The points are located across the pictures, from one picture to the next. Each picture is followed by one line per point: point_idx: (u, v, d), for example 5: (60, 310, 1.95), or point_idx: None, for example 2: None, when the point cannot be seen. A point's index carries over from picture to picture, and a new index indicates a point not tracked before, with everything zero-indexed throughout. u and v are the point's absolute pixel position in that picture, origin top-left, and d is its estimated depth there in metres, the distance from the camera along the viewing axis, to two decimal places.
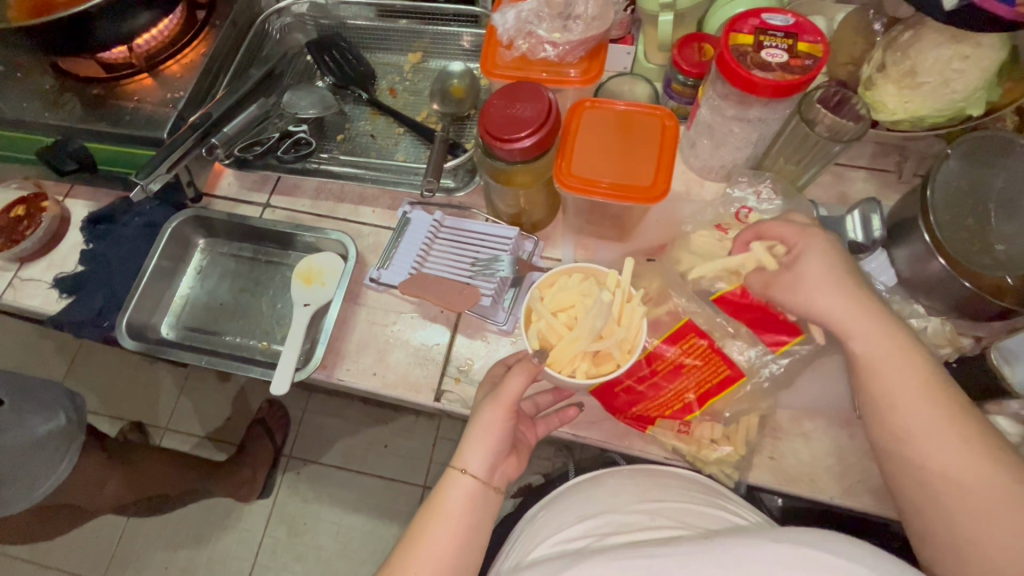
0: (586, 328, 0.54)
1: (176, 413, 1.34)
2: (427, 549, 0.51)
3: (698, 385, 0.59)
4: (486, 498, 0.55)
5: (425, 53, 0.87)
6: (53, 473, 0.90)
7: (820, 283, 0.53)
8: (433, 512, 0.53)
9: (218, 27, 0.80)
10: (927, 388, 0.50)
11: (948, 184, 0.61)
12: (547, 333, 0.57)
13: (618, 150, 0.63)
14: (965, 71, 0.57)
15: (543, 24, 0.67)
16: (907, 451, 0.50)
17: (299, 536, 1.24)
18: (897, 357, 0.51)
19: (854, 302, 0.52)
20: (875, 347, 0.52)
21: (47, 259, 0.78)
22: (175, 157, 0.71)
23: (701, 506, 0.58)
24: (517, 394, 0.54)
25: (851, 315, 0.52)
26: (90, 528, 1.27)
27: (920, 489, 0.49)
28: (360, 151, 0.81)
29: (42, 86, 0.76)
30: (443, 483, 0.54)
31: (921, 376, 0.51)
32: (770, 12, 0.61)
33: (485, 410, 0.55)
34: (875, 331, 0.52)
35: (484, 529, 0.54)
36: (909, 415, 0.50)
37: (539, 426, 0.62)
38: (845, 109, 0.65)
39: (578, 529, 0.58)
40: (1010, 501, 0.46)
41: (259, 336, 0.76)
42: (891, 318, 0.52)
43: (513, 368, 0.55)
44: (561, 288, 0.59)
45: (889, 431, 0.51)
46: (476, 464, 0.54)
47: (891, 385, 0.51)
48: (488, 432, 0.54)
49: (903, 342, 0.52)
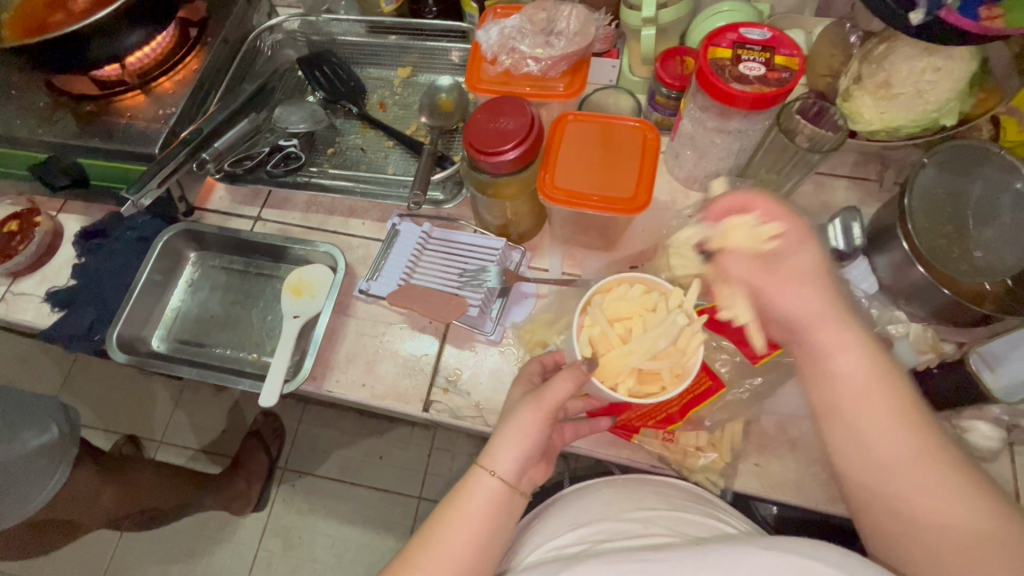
0: (647, 345, 0.53)
1: (170, 425, 1.34)
2: (444, 548, 0.49)
3: (681, 395, 0.58)
4: (510, 502, 0.52)
5: (414, 68, 0.88)
6: (46, 487, 0.90)
7: (799, 285, 0.53)
8: (451, 511, 0.51)
9: (209, 44, 0.81)
10: (907, 414, 0.49)
11: (925, 193, 0.62)
12: (599, 339, 0.55)
13: (600, 163, 0.64)
14: (938, 82, 0.58)
15: (526, 40, 0.68)
16: (883, 477, 0.48)
17: (294, 549, 1.23)
18: (875, 381, 0.50)
19: (824, 316, 0.52)
20: (849, 363, 0.51)
21: (39, 273, 0.79)
22: (166, 171, 0.72)
23: (692, 515, 0.58)
24: (561, 400, 0.52)
25: (825, 330, 0.52)
26: (82, 543, 1.26)
27: (895, 516, 0.48)
28: (350, 164, 0.82)
29: (36, 103, 0.77)
30: (468, 480, 0.52)
31: (894, 391, 0.50)
32: (748, 26, 0.62)
33: (523, 410, 0.52)
34: (847, 346, 0.51)
35: (505, 534, 0.52)
36: (886, 441, 0.49)
37: (568, 433, 0.59)
38: (825, 120, 0.66)
39: (571, 537, 0.58)
40: (990, 530, 0.45)
41: (250, 349, 0.76)
42: (864, 339, 0.51)
43: (561, 373, 0.52)
44: (623, 298, 0.57)
45: (866, 457, 0.49)
46: (505, 467, 0.51)
47: (868, 411, 0.49)
48: (525, 435, 0.51)
49: (880, 365, 0.51)
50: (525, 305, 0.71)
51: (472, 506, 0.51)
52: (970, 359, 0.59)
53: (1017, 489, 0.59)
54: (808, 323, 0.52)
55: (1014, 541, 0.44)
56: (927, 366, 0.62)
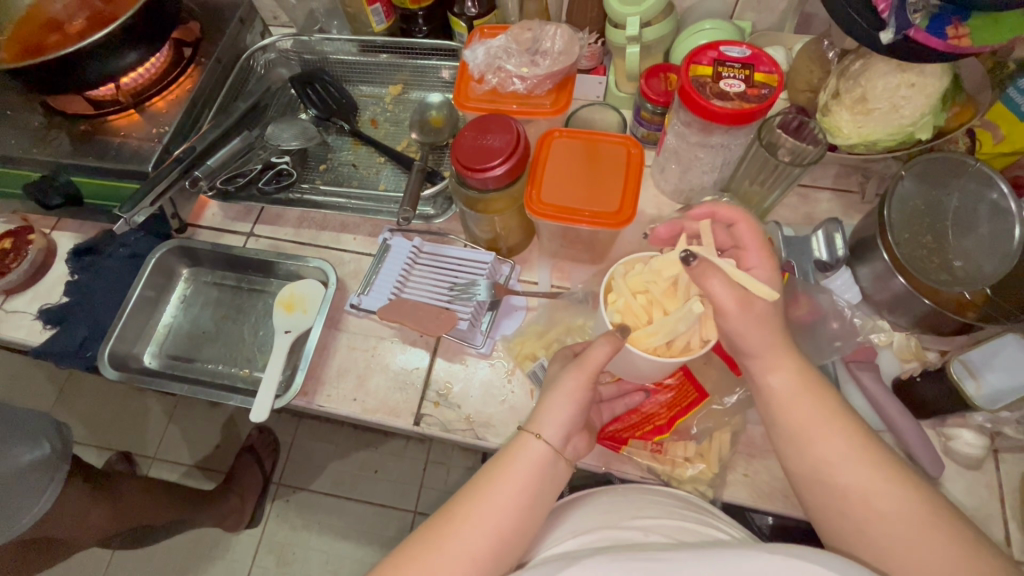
0: (669, 328, 0.53)
1: (164, 440, 1.34)
2: (496, 505, 0.50)
3: (666, 408, 0.62)
4: (555, 468, 0.53)
5: (405, 85, 0.90)
6: (35, 505, 0.89)
7: (763, 318, 0.51)
8: (498, 471, 0.52)
9: (204, 64, 0.82)
10: (839, 419, 0.51)
11: (904, 205, 0.64)
12: (626, 311, 0.55)
13: (586, 177, 0.65)
14: (912, 97, 0.60)
15: (512, 59, 0.70)
16: (823, 483, 0.50)
17: (288, 565, 1.22)
18: (811, 395, 0.52)
19: (773, 338, 0.52)
20: (787, 383, 0.52)
21: (32, 291, 0.80)
22: (160, 189, 0.73)
23: (693, 524, 0.56)
24: (601, 364, 0.53)
25: (769, 349, 0.52)
26: (74, 561, 1.25)
27: (844, 522, 0.49)
28: (342, 180, 0.83)
29: (30, 123, 0.78)
30: (515, 446, 0.53)
31: (829, 406, 0.51)
32: (729, 44, 0.64)
33: (567, 376, 0.53)
34: (790, 366, 0.52)
35: (549, 499, 0.53)
36: (822, 447, 0.50)
37: (604, 412, 0.62)
38: (805, 132, 0.68)
39: (571, 545, 0.56)
40: (926, 523, 0.46)
41: (241, 364, 0.76)
42: (797, 354, 0.53)
43: (598, 339, 0.53)
44: (645, 272, 0.56)
45: (808, 466, 0.51)
46: (553, 432, 0.52)
47: (803, 421, 0.51)
48: (570, 399, 0.53)
49: (813, 381, 0.52)
50: (515, 318, 0.72)
51: (520, 468, 0.52)
52: (953, 366, 0.60)
53: (1003, 497, 0.59)
54: (761, 351, 0.52)
55: (953, 540, 0.45)
56: (912, 374, 0.63)
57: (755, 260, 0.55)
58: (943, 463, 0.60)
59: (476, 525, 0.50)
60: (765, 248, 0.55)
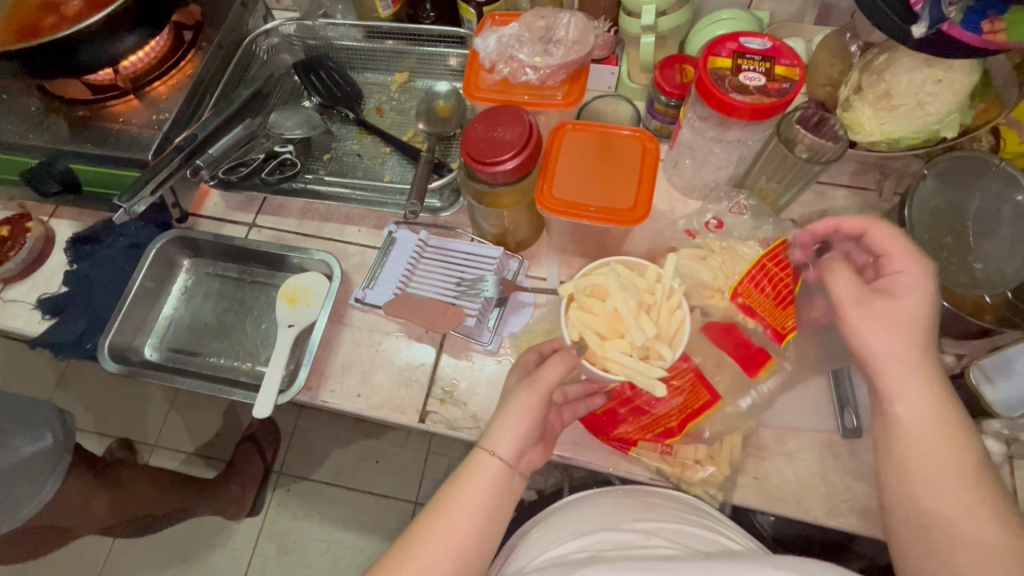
0: (632, 371, 0.54)
1: (165, 428, 1.33)
2: (454, 522, 0.50)
3: (678, 411, 0.59)
4: (511, 483, 0.52)
5: (412, 73, 0.88)
6: (35, 496, 0.88)
7: (903, 329, 0.50)
8: (456, 491, 0.51)
9: (204, 49, 0.80)
10: (969, 465, 0.47)
11: (924, 205, 0.62)
12: (584, 327, 0.56)
13: (599, 172, 0.63)
14: (939, 94, 0.58)
15: (524, 48, 0.68)
16: (930, 522, 0.47)
17: (289, 554, 1.22)
18: (943, 432, 0.48)
19: (910, 358, 0.50)
20: (917, 410, 0.49)
21: (30, 280, 0.78)
22: (160, 178, 0.71)
23: (694, 529, 0.60)
24: (553, 384, 0.53)
25: (901, 374, 0.50)
26: (76, 548, 1.25)
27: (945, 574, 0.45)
28: (346, 170, 0.81)
29: (27, 107, 0.76)
30: (470, 464, 0.52)
31: (962, 451, 0.48)
32: (748, 36, 0.61)
33: (519, 395, 0.53)
34: (925, 397, 0.49)
35: (505, 513, 0.52)
36: (940, 486, 0.47)
37: (565, 415, 0.61)
38: (825, 129, 0.67)
39: (576, 545, 0.60)
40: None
41: (244, 358, 0.75)
42: (938, 386, 0.50)
43: (553, 357, 0.55)
44: (614, 280, 0.57)
45: (920, 509, 0.47)
46: (506, 448, 0.52)
47: (929, 453, 0.48)
48: (522, 418, 0.52)
49: (949, 418, 0.49)
50: (523, 315, 0.71)
51: (475, 487, 0.51)
52: (971, 372, 0.59)
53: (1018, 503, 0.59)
54: (889, 367, 0.50)
55: None
56: None
57: (901, 279, 0.52)
58: None
59: (438, 543, 0.49)
60: (909, 254, 0.53)
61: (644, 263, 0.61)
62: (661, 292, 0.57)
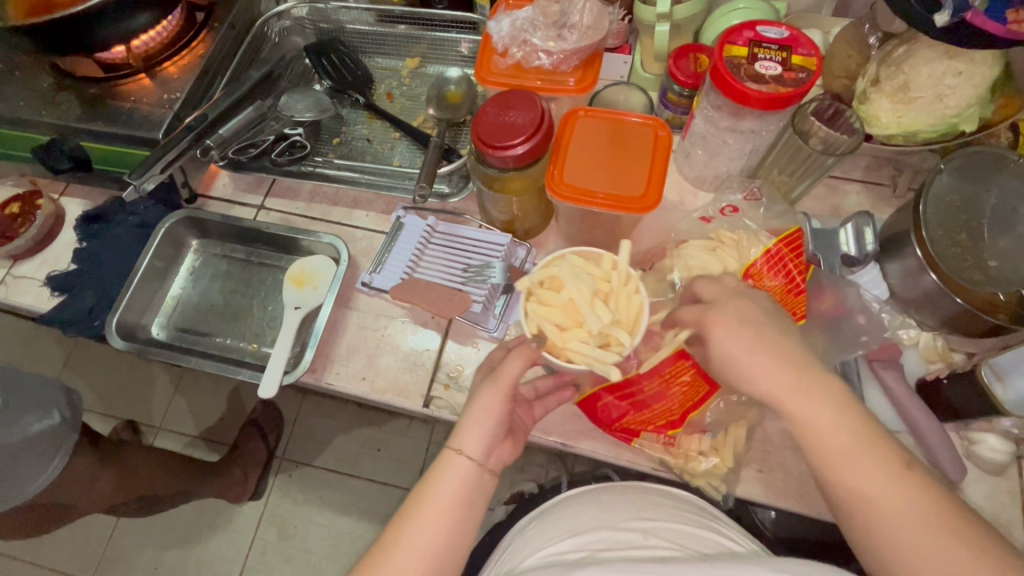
0: (590, 359, 0.53)
1: (169, 411, 1.34)
2: (426, 523, 0.50)
3: (680, 406, 0.58)
4: (482, 482, 0.53)
5: (423, 59, 0.87)
6: (42, 473, 0.89)
7: (753, 353, 0.50)
8: (426, 495, 0.52)
9: (216, 29, 0.80)
10: (876, 451, 0.46)
11: (940, 200, 0.61)
12: (541, 319, 0.56)
13: (610, 159, 0.63)
14: (958, 86, 0.57)
15: (538, 32, 0.67)
16: (866, 528, 0.45)
17: (289, 538, 1.23)
18: (843, 433, 0.47)
19: (786, 375, 0.49)
20: (813, 421, 0.48)
21: (40, 257, 0.78)
22: (169, 157, 0.71)
23: (694, 528, 0.61)
24: (515, 378, 0.54)
25: (784, 386, 0.49)
26: (79, 526, 1.26)
27: (892, 567, 0.44)
28: (355, 155, 0.81)
29: (40, 84, 0.76)
30: (439, 466, 0.52)
31: (873, 448, 0.47)
32: (766, 25, 0.60)
33: (483, 392, 0.54)
34: (815, 406, 0.48)
35: (479, 512, 0.53)
36: (865, 490, 0.46)
37: (536, 409, 0.62)
38: (840, 122, 0.65)
39: (570, 544, 0.60)
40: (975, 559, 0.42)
41: (250, 339, 0.75)
42: (824, 390, 0.49)
43: (513, 353, 0.55)
44: (567, 270, 0.57)
45: (849, 507, 0.47)
46: (473, 446, 0.53)
47: (843, 463, 0.47)
48: (487, 416, 0.53)
49: (848, 417, 0.48)
50: None
51: (445, 486, 0.51)
52: (982, 369, 0.57)
53: None
54: (771, 388, 0.49)
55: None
56: (941, 374, 0.61)
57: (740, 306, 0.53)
58: (965, 466, 0.59)
59: (411, 546, 0.49)
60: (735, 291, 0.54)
61: (599, 251, 0.60)
62: (617, 279, 0.57)
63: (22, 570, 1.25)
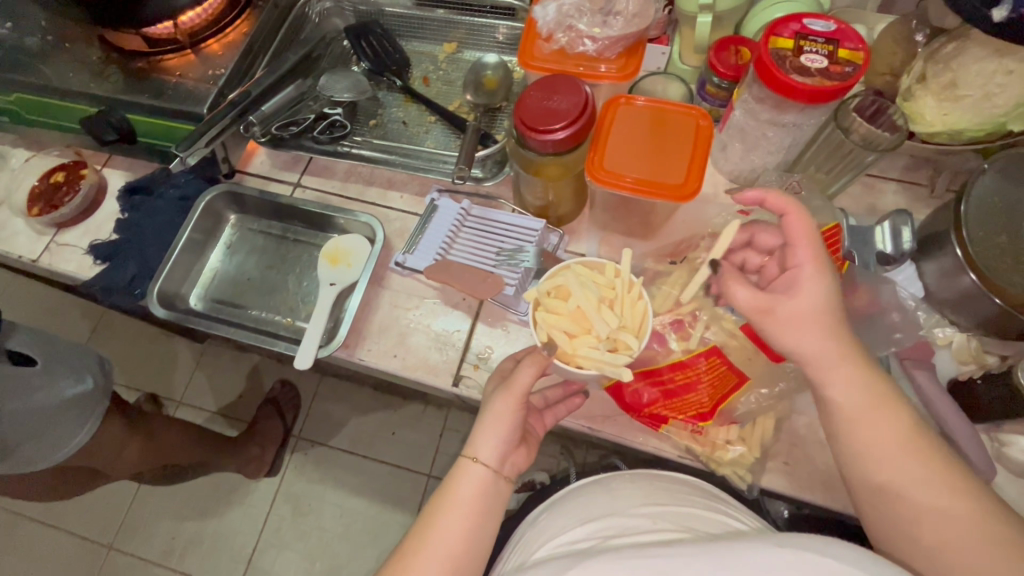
0: (602, 365, 0.55)
1: (191, 385, 1.37)
2: (445, 530, 0.51)
3: (709, 398, 0.59)
4: (496, 488, 0.55)
5: (460, 44, 0.88)
6: (73, 438, 0.92)
7: (806, 321, 0.50)
8: (443, 505, 0.53)
9: (261, 8, 0.82)
10: (902, 428, 0.49)
11: (982, 200, 0.60)
12: (550, 327, 0.56)
13: (649, 146, 0.63)
14: (1008, 85, 0.56)
15: (584, 18, 0.67)
16: (886, 498, 0.48)
17: (304, 515, 1.25)
18: (876, 408, 0.49)
19: (830, 349, 0.50)
20: (850, 397, 0.50)
21: (83, 225, 0.80)
22: (214, 132, 0.72)
23: (703, 510, 0.62)
24: (527, 385, 0.55)
25: (826, 360, 0.50)
26: (101, 493, 1.30)
27: (905, 531, 0.47)
28: (391, 136, 0.82)
29: (89, 56, 0.78)
30: (455, 474, 0.54)
31: (899, 424, 0.49)
32: (812, 17, 0.60)
33: (496, 399, 0.56)
34: (854, 381, 0.50)
35: (495, 518, 0.54)
36: (888, 464, 0.48)
37: (547, 417, 0.62)
38: (882, 119, 0.64)
39: (583, 532, 0.60)
40: (992, 550, 0.44)
41: (283, 313, 0.77)
42: (861, 365, 0.50)
43: (525, 360, 0.56)
44: (573, 280, 0.57)
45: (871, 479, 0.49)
46: (488, 454, 0.54)
47: (873, 435, 0.49)
48: (499, 422, 0.55)
49: (881, 393, 0.50)
50: None
51: (462, 494, 0.53)
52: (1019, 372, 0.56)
53: None
54: (817, 357, 0.50)
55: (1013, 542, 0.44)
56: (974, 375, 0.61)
57: (808, 268, 0.51)
58: (994, 468, 0.59)
59: (431, 555, 0.50)
60: (813, 242, 0.52)
61: (602, 261, 0.61)
62: (621, 285, 0.58)
63: (46, 532, 1.28)
